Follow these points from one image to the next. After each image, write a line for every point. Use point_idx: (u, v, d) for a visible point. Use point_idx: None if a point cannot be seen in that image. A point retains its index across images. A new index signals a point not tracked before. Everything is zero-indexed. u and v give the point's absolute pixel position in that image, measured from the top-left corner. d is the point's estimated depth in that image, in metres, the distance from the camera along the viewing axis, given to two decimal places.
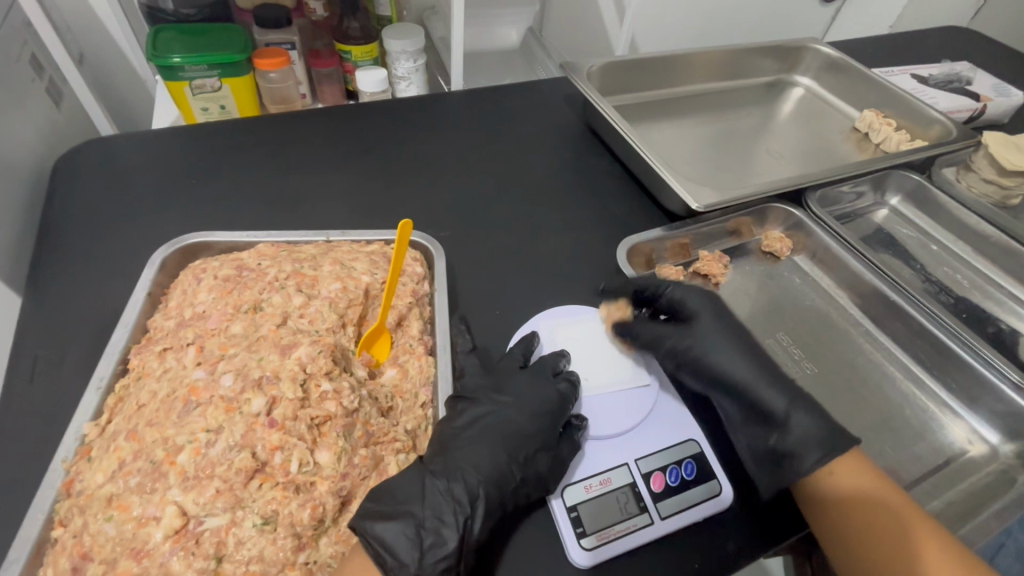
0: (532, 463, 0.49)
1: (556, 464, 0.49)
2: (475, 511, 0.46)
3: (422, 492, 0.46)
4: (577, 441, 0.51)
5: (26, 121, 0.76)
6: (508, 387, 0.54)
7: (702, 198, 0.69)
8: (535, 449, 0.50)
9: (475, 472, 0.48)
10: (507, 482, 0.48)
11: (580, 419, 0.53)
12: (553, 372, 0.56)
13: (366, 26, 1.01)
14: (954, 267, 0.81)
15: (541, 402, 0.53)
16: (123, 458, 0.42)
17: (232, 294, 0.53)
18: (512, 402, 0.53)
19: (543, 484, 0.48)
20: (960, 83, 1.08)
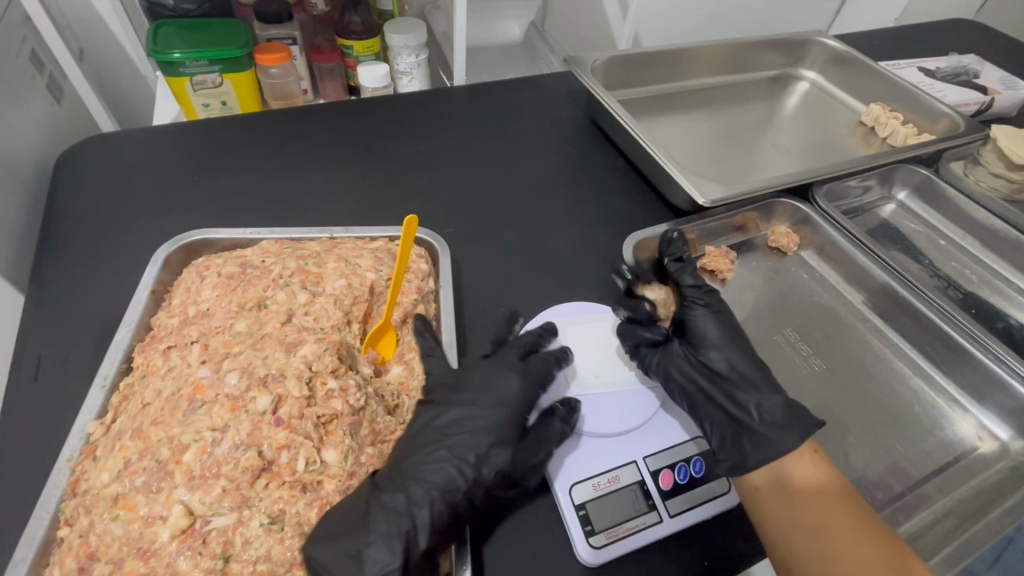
0: (489, 461, 0.48)
1: (518, 457, 0.48)
2: (419, 521, 0.43)
3: (366, 510, 0.43)
4: (553, 430, 0.50)
5: (26, 117, 0.75)
6: (466, 384, 0.51)
7: (708, 193, 0.69)
8: (488, 446, 0.48)
9: (422, 482, 0.45)
10: (456, 488, 0.46)
11: (564, 405, 0.52)
12: (522, 354, 0.54)
13: (367, 20, 1.00)
14: (962, 262, 0.81)
15: (498, 394, 0.51)
16: (129, 457, 0.42)
17: (235, 291, 0.53)
18: (470, 398, 0.51)
19: (504, 479, 0.47)
20: (968, 76, 1.07)
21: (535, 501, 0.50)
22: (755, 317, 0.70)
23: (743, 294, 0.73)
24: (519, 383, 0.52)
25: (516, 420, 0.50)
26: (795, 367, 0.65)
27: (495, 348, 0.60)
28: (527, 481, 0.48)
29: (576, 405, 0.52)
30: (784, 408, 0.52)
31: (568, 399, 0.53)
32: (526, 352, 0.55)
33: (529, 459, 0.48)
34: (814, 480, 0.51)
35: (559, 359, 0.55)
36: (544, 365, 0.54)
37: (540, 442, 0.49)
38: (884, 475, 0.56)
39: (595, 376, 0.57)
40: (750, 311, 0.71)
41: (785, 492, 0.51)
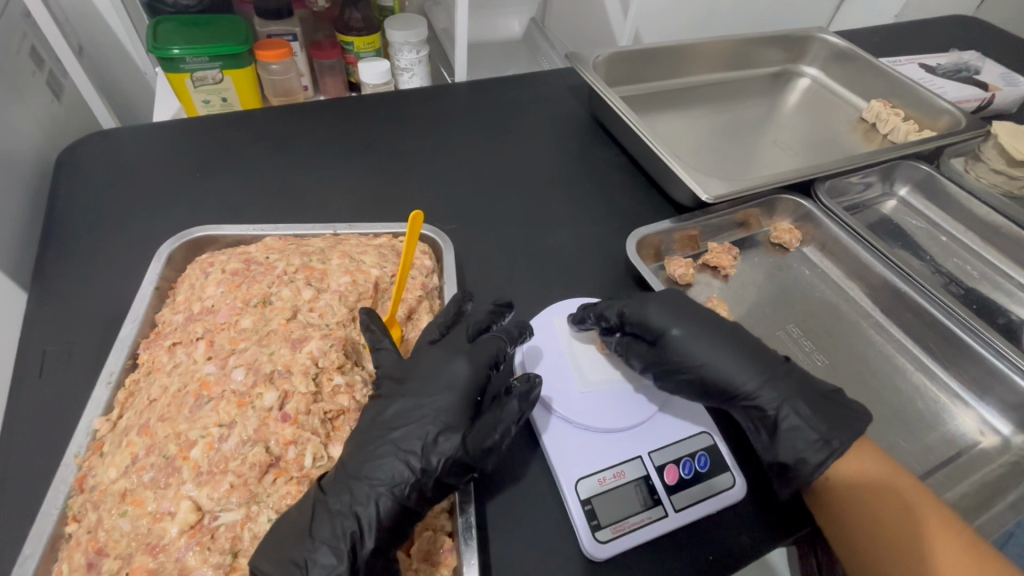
0: (437, 449, 0.44)
1: (468, 441, 0.44)
2: (364, 521, 0.41)
3: (312, 513, 0.41)
4: (510, 408, 0.45)
5: (27, 113, 0.75)
6: (413, 373, 0.49)
7: (712, 189, 0.69)
8: (436, 434, 0.45)
9: (367, 479, 0.43)
10: (404, 482, 0.43)
11: (523, 384, 0.47)
12: (472, 335, 0.52)
13: (368, 16, 0.99)
14: (963, 258, 0.81)
15: (447, 378, 0.48)
16: (136, 453, 0.42)
17: (241, 288, 0.53)
18: (417, 386, 0.47)
19: (457, 466, 0.43)
20: (968, 72, 1.07)
21: (540, 496, 0.50)
22: (757, 312, 0.70)
23: (745, 288, 0.73)
24: (467, 366, 0.48)
25: (468, 401, 0.47)
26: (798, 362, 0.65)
27: (447, 329, 0.54)
28: (483, 465, 0.44)
29: (537, 381, 0.47)
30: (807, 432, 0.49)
31: (531, 374, 0.48)
32: (476, 333, 0.52)
33: (481, 442, 0.44)
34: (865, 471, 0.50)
35: (514, 336, 0.52)
36: (495, 347, 0.50)
37: (495, 423, 0.44)
38: None
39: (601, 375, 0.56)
40: (753, 306, 0.71)
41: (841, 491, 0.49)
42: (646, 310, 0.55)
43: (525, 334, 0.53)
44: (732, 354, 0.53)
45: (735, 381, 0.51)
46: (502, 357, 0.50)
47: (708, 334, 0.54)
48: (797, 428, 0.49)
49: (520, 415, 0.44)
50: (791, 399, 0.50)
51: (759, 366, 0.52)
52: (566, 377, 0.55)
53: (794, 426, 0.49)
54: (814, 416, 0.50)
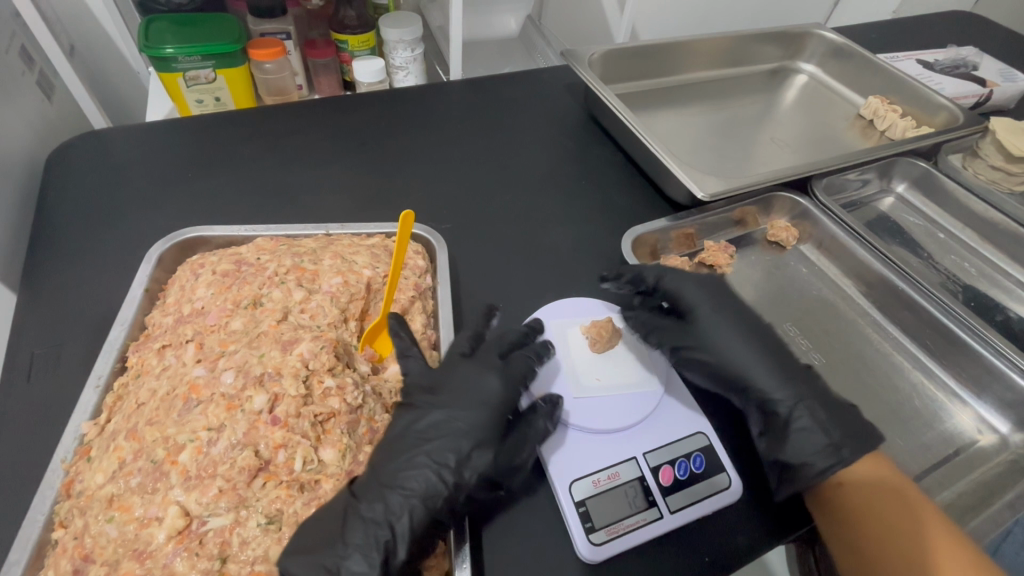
0: (470, 464, 0.47)
1: (499, 458, 0.48)
2: (398, 531, 0.43)
3: (343, 518, 0.42)
4: (535, 427, 0.49)
5: (16, 114, 0.74)
6: (443, 385, 0.50)
7: (708, 186, 0.68)
8: (469, 449, 0.48)
9: (400, 489, 0.44)
10: (437, 494, 0.45)
11: (545, 405, 0.50)
12: (503, 352, 0.53)
13: (362, 14, 0.98)
14: (962, 255, 0.80)
15: (463, 392, 0.50)
16: (123, 458, 0.42)
17: (230, 290, 0.52)
18: (448, 400, 0.49)
19: (488, 481, 0.48)
20: (966, 68, 1.07)
21: (537, 500, 0.49)
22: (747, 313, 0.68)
23: (741, 287, 0.72)
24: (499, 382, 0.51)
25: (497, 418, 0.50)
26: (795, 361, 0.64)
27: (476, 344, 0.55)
28: (510, 481, 0.49)
29: (559, 402, 0.50)
30: (816, 432, 0.52)
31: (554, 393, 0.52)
32: (507, 351, 0.54)
33: (509, 460, 0.48)
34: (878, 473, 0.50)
35: (541, 354, 0.54)
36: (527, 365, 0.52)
37: (524, 442, 0.49)
38: None
39: (597, 377, 0.55)
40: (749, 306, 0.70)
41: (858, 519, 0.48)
42: (687, 288, 0.63)
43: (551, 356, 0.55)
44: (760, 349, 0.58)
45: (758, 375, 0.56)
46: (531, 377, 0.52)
47: (739, 328, 0.59)
48: (807, 430, 0.52)
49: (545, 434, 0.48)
50: (808, 403, 0.54)
51: (783, 371, 0.56)
52: (563, 381, 0.55)
53: (806, 426, 0.52)
54: (829, 423, 0.52)
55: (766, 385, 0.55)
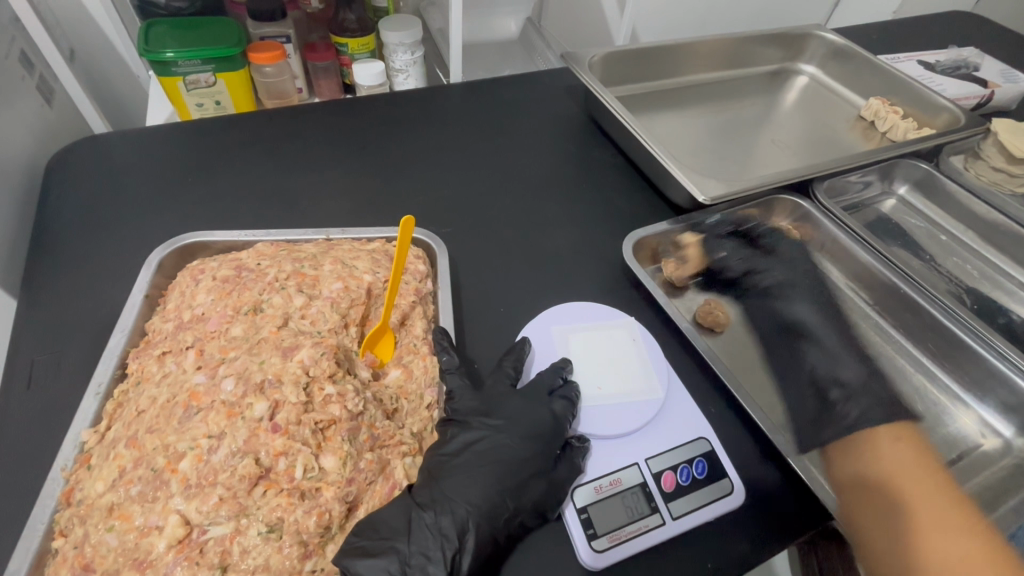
0: (528, 490, 0.47)
1: (553, 488, 0.47)
2: (462, 546, 0.44)
3: (408, 526, 0.44)
4: (575, 462, 0.49)
5: (16, 119, 0.74)
6: (499, 410, 0.51)
7: (709, 190, 0.68)
8: (529, 476, 0.47)
9: (465, 502, 0.45)
10: (498, 514, 0.45)
11: (580, 440, 0.51)
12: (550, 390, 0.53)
13: (362, 17, 0.98)
14: (963, 257, 0.80)
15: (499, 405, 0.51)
16: (123, 466, 0.41)
17: (231, 295, 0.52)
18: (504, 425, 0.50)
19: (538, 511, 0.46)
20: (967, 69, 1.07)
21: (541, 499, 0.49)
22: (724, 337, 0.67)
23: (741, 290, 0.72)
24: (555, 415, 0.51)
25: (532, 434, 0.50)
26: (797, 365, 0.64)
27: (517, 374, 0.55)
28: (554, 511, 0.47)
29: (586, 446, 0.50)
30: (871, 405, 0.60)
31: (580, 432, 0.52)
32: (551, 389, 0.54)
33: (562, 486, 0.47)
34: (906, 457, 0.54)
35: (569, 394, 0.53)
36: (567, 397, 0.53)
37: (571, 472, 0.48)
38: None
39: (597, 386, 0.55)
40: (749, 309, 0.70)
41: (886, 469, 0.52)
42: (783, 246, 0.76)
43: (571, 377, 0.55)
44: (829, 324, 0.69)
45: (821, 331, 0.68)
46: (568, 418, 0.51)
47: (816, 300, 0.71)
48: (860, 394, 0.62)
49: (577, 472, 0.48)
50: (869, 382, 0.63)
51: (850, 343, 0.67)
52: None
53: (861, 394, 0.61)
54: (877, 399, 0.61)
55: (828, 340, 0.67)
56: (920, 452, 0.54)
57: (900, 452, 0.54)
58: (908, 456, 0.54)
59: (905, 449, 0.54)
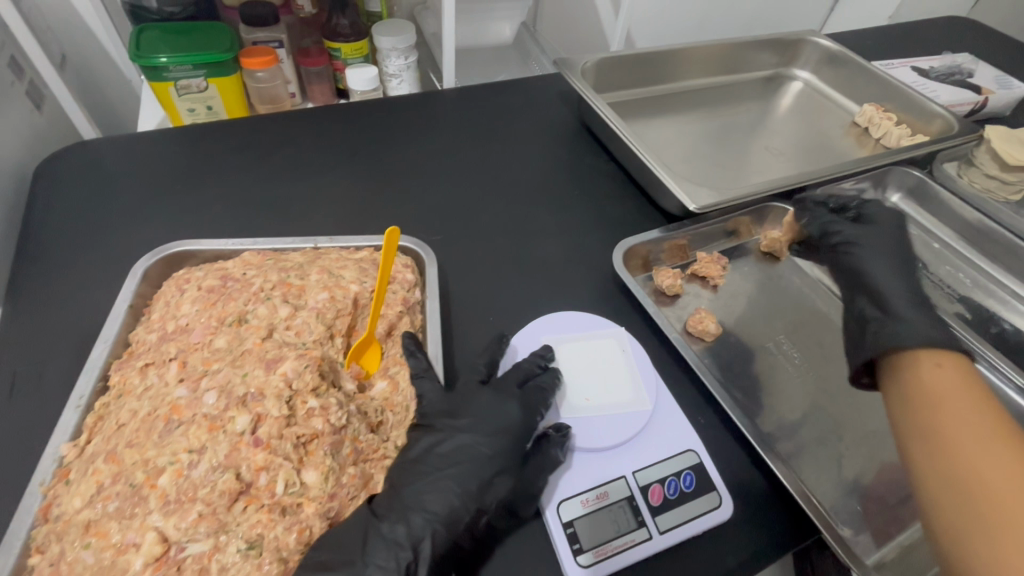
0: (490, 489, 0.47)
1: (519, 485, 0.47)
2: (420, 554, 0.43)
3: (364, 537, 0.43)
4: (549, 454, 0.49)
5: (5, 125, 0.74)
6: (464, 409, 0.50)
7: (700, 199, 0.68)
8: (491, 476, 0.47)
9: (423, 511, 0.45)
10: (458, 518, 0.45)
11: (558, 430, 0.50)
12: (520, 382, 0.52)
13: (355, 22, 0.98)
14: (956, 265, 0.80)
15: (480, 410, 0.51)
16: (102, 481, 0.41)
17: (216, 306, 0.52)
18: (468, 424, 0.50)
19: (506, 509, 0.47)
20: (962, 75, 1.07)
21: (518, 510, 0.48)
22: (716, 346, 0.66)
23: (736, 298, 0.72)
24: (521, 409, 0.50)
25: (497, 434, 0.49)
26: (788, 374, 0.63)
27: (491, 370, 0.55)
28: (524, 511, 0.47)
29: (568, 434, 0.50)
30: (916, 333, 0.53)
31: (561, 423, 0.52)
32: (524, 380, 0.53)
33: (531, 486, 0.47)
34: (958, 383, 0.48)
35: (552, 385, 0.53)
36: (541, 385, 0.52)
37: (539, 468, 0.48)
38: (879, 484, 0.55)
39: (586, 398, 0.55)
40: (738, 319, 0.69)
41: (922, 398, 0.48)
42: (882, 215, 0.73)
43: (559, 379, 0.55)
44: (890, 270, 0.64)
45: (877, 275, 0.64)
46: (546, 407, 0.51)
47: (893, 259, 0.66)
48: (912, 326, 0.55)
49: (559, 465, 0.48)
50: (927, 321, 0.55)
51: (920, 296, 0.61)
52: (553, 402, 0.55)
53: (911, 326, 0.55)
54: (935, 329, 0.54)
55: (886, 286, 0.63)
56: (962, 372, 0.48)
57: (943, 377, 0.49)
58: (951, 379, 0.48)
59: (949, 371, 0.49)
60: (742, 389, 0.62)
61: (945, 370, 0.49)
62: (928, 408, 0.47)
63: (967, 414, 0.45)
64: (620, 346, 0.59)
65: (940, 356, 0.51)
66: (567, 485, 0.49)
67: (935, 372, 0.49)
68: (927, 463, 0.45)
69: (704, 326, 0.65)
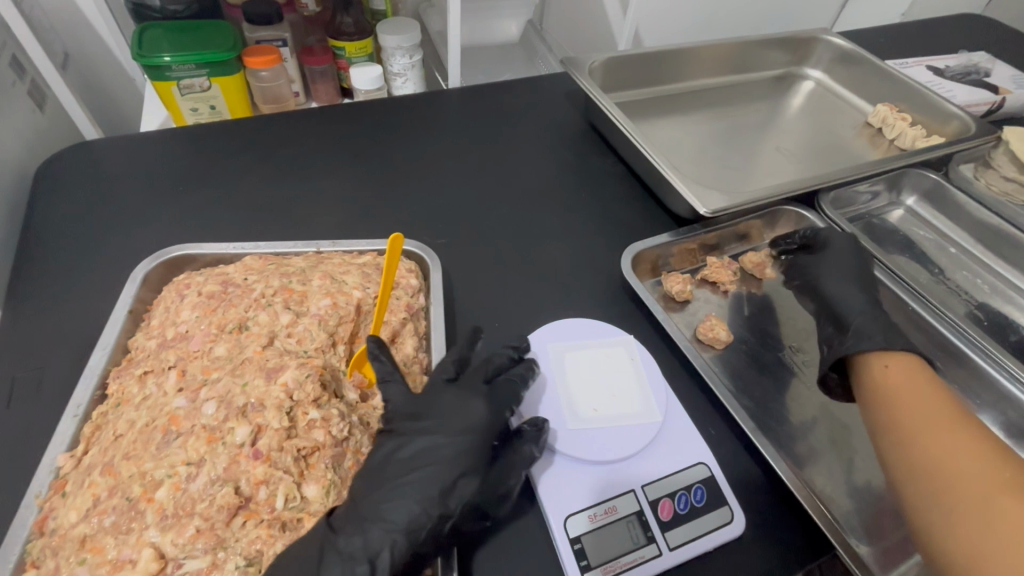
0: (456, 493, 0.44)
1: (487, 486, 0.45)
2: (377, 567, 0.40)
3: (320, 557, 0.39)
4: (522, 450, 0.47)
5: (6, 126, 0.73)
6: (428, 410, 0.47)
7: (712, 203, 0.66)
8: (455, 477, 0.44)
9: (382, 522, 0.41)
10: (420, 527, 0.42)
11: (533, 425, 0.48)
12: (488, 376, 0.50)
13: (360, 21, 0.96)
14: (973, 271, 0.78)
15: (464, 418, 0.46)
16: (98, 494, 0.40)
17: (216, 312, 0.50)
18: (436, 425, 0.46)
19: (475, 510, 0.44)
20: (978, 75, 1.04)
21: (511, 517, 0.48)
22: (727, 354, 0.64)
23: (747, 304, 0.70)
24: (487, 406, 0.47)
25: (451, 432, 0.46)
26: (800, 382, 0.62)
27: (462, 368, 0.51)
28: (495, 511, 0.45)
29: (546, 426, 0.48)
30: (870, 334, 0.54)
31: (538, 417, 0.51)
32: (492, 375, 0.51)
33: (499, 486, 0.45)
34: (911, 380, 0.50)
35: (527, 376, 0.51)
36: (511, 378, 0.50)
37: (511, 467, 0.46)
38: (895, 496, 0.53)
39: (594, 408, 0.53)
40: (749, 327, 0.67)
41: (883, 397, 0.49)
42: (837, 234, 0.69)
43: (558, 391, 0.54)
44: (848, 275, 0.63)
45: (830, 278, 0.63)
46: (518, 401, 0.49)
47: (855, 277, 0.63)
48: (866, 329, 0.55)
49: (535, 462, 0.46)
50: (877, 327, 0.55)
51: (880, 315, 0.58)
52: (558, 410, 0.53)
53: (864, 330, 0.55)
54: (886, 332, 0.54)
55: (847, 304, 0.60)
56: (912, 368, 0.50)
57: (898, 374, 0.50)
58: (904, 376, 0.50)
59: (897, 369, 0.51)
60: (752, 398, 0.60)
61: (897, 370, 0.51)
62: (888, 406, 0.48)
63: (927, 408, 0.46)
64: (628, 354, 0.58)
65: (886, 356, 0.52)
66: (573, 497, 0.48)
67: (890, 372, 0.51)
68: (895, 458, 0.46)
69: (714, 333, 0.63)
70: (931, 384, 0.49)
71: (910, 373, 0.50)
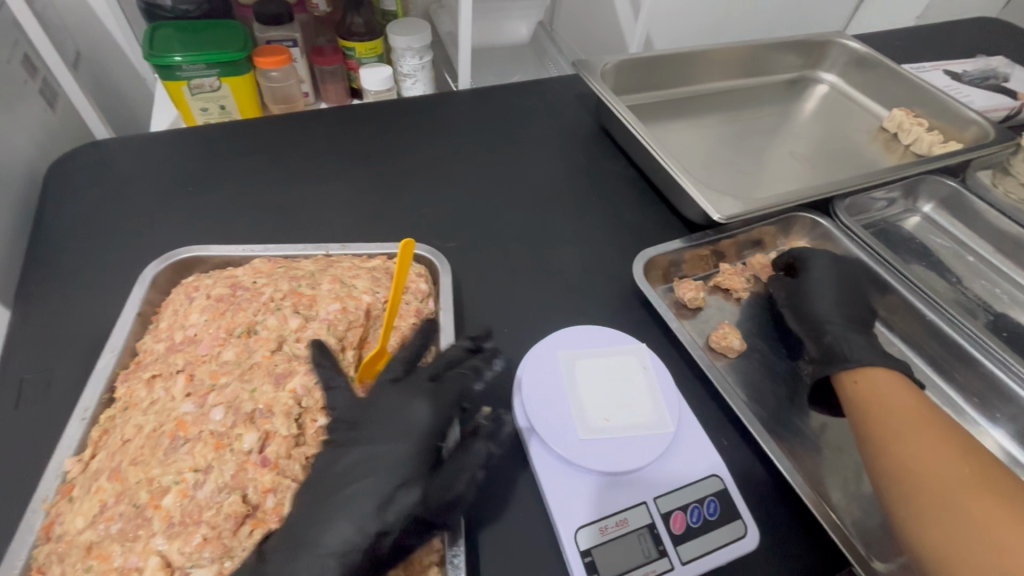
0: (394, 506, 0.41)
1: (434, 489, 0.42)
2: None
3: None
4: (472, 448, 0.45)
5: (17, 124, 0.73)
6: (370, 419, 0.45)
7: (725, 209, 0.65)
8: (394, 489, 0.42)
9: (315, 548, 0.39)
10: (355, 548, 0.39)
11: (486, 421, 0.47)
12: (436, 373, 0.49)
13: (370, 21, 0.96)
14: (992, 280, 0.77)
15: (405, 423, 0.45)
16: (105, 500, 0.40)
17: (224, 316, 0.50)
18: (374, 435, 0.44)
19: (421, 519, 0.42)
20: (996, 80, 1.03)
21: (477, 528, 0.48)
22: (739, 362, 0.63)
23: (761, 311, 0.69)
24: (428, 409, 0.45)
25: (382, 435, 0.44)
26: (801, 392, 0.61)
27: (411, 366, 0.50)
28: (447, 517, 0.43)
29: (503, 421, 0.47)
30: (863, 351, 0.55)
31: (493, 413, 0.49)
32: (439, 371, 0.49)
33: (446, 490, 0.43)
34: (886, 393, 0.51)
35: (479, 371, 0.50)
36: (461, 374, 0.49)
37: (459, 468, 0.44)
38: None
39: (605, 418, 0.52)
40: (763, 336, 0.66)
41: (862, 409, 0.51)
42: (818, 253, 0.67)
43: (571, 399, 0.53)
44: (830, 293, 0.62)
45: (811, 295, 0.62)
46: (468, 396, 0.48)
47: (837, 298, 0.62)
48: (852, 348, 0.56)
49: (486, 460, 0.44)
50: (861, 345, 0.56)
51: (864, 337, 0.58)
52: (567, 419, 0.52)
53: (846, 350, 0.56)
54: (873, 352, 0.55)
55: (832, 324, 0.60)
56: (884, 379, 0.52)
57: (872, 385, 0.52)
58: (877, 386, 0.52)
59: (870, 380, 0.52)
60: (765, 408, 0.59)
61: (874, 382, 0.52)
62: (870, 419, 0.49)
63: (902, 417, 0.48)
64: (640, 362, 0.57)
65: (857, 372, 0.54)
66: (583, 507, 0.47)
67: (871, 386, 0.52)
68: (878, 468, 0.47)
69: (725, 342, 0.62)
70: (902, 391, 0.51)
71: (889, 383, 0.52)
